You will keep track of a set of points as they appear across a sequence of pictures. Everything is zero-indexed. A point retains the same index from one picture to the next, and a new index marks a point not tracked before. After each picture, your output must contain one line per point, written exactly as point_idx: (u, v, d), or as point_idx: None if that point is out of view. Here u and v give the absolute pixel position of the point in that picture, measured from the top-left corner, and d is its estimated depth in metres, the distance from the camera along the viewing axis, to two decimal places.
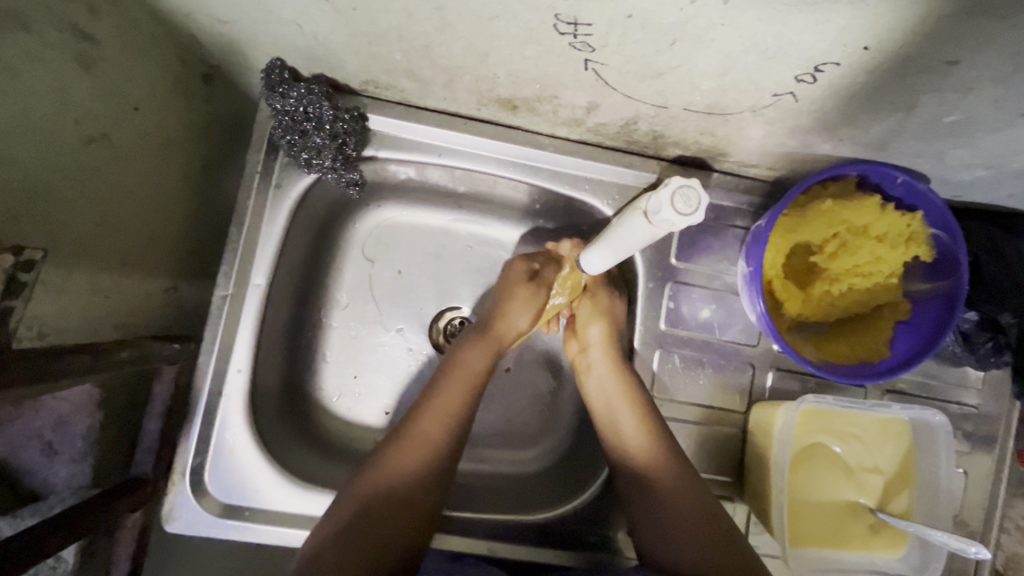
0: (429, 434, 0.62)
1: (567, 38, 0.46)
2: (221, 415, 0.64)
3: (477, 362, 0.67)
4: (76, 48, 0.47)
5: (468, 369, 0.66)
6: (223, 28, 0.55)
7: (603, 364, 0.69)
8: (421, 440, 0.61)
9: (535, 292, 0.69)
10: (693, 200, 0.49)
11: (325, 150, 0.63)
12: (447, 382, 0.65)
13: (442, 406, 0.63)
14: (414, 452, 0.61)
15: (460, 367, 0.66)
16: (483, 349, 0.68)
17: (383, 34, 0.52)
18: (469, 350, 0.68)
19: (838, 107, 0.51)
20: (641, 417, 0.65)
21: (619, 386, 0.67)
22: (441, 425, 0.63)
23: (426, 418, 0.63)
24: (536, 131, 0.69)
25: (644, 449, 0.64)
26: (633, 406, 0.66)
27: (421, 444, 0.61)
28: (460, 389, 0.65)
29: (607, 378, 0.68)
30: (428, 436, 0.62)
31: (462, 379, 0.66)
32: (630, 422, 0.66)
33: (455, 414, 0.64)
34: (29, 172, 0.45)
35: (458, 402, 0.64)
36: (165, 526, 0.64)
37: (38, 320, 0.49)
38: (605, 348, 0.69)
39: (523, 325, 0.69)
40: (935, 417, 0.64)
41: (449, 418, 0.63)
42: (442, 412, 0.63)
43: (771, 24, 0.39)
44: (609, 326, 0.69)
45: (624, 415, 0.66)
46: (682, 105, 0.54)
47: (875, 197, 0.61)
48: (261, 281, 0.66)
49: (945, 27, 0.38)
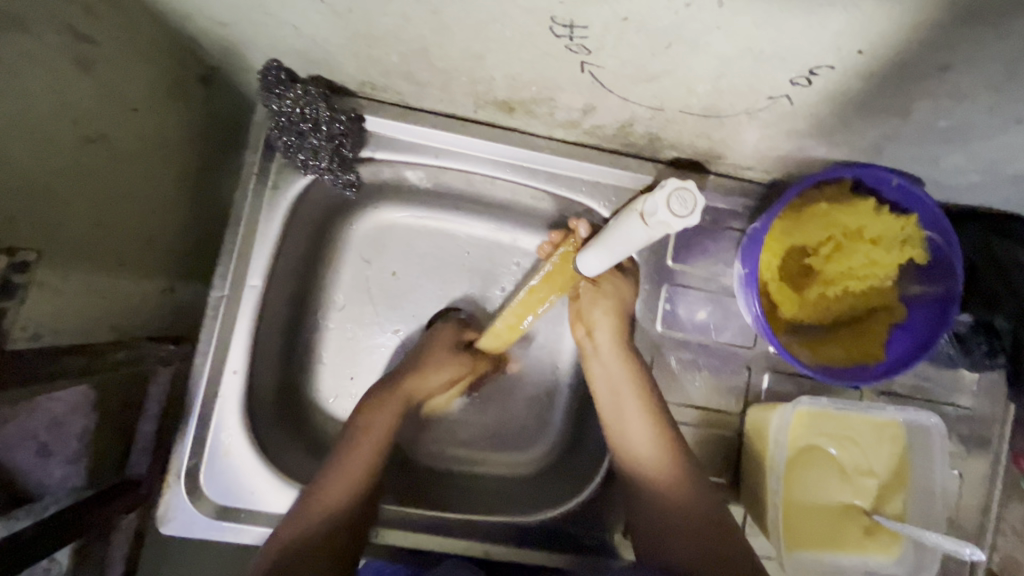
0: (343, 490, 0.58)
1: (564, 41, 0.46)
2: (217, 417, 0.64)
3: (383, 423, 0.65)
4: (75, 49, 0.47)
5: (376, 432, 0.64)
6: (220, 29, 0.55)
7: (609, 348, 0.68)
8: (342, 488, 0.58)
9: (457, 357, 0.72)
10: (689, 201, 0.50)
11: (321, 152, 0.64)
12: (357, 446, 0.62)
13: (350, 468, 0.60)
14: (336, 496, 0.58)
15: (370, 426, 0.64)
16: (390, 409, 0.66)
17: (380, 36, 0.52)
18: (376, 413, 0.65)
19: (834, 111, 0.51)
20: (649, 407, 0.65)
21: (626, 372, 0.66)
22: (340, 490, 0.58)
23: (339, 475, 0.59)
24: (533, 133, 0.69)
25: (647, 442, 0.63)
26: (641, 401, 0.65)
27: (343, 495, 0.58)
28: (365, 455, 0.61)
29: (615, 363, 0.67)
30: (332, 498, 0.58)
31: (372, 439, 0.63)
32: (635, 415, 0.65)
33: (359, 480, 0.60)
34: (25, 173, 0.45)
35: (366, 462, 0.61)
36: (160, 528, 0.63)
37: (33, 322, 0.49)
38: (614, 336, 0.68)
39: (440, 386, 0.71)
40: (930, 421, 0.65)
41: (351, 483, 0.59)
42: (365, 456, 0.61)
43: (766, 28, 0.40)
44: (615, 309, 0.69)
45: (632, 402, 0.65)
46: (678, 108, 0.55)
47: (870, 200, 0.61)
48: (257, 282, 0.66)
49: (939, 33, 0.39)
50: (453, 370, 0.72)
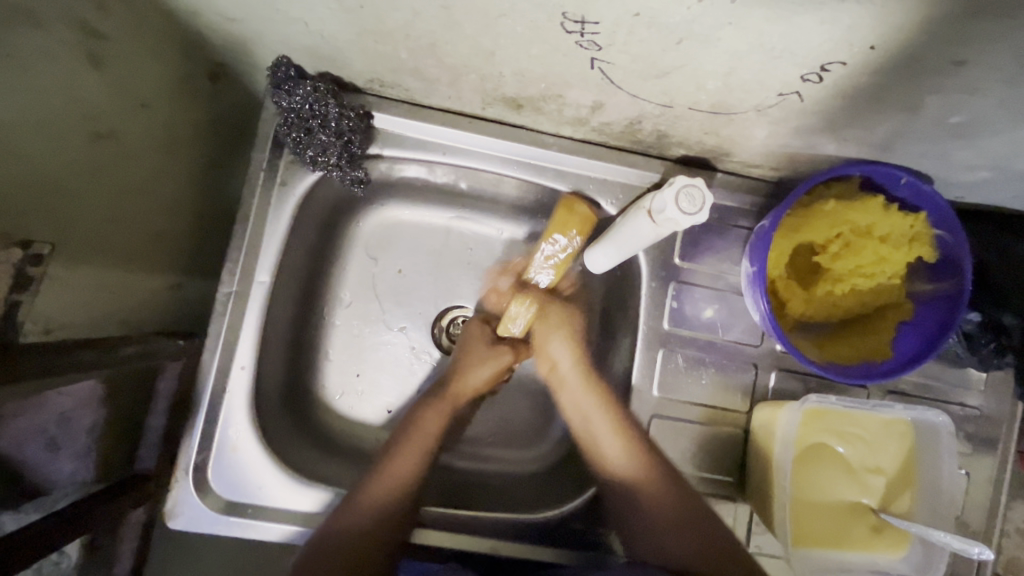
0: (393, 486, 0.62)
1: (574, 36, 0.46)
2: (225, 412, 0.64)
3: (434, 423, 0.69)
4: (86, 45, 0.47)
5: (424, 435, 0.67)
6: (230, 25, 0.55)
7: (575, 375, 0.72)
8: (390, 483, 0.62)
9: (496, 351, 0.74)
10: (697, 199, 0.52)
11: (330, 148, 0.64)
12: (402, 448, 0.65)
13: (398, 468, 0.64)
14: (382, 491, 0.62)
15: (417, 429, 0.68)
16: (439, 414, 0.70)
17: (390, 32, 0.52)
18: (428, 414, 0.69)
19: (844, 108, 0.51)
20: (622, 431, 0.67)
21: (594, 396, 0.71)
22: (387, 488, 0.62)
23: (389, 471, 0.63)
24: (541, 130, 0.69)
25: (622, 454, 0.66)
26: (609, 415, 0.69)
27: (389, 490, 0.62)
28: (413, 455, 0.66)
29: (581, 390, 0.71)
30: (380, 495, 0.61)
31: (418, 441, 0.67)
32: (604, 430, 0.68)
33: (410, 474, 0.64)
34: (37, 168, 0.45)
35: (417, 456, 0.66)
36: (167, 523, 0.63)
37: (44, 315, 0.49)
38: (575, 362, 0.73)
39: (485, 377, 0.74)
40: (938, 418, 0.65)
41: (399, 479, 0.63)
42: (413, 452, 0.66)
43: (778, 23, 0.40)
44: (570, 336, 0.74)
45: (603, 425, 0.69)
46: (687, 104, 0.55)
47: (879, 198, 0.61)
48: (265, 278, 0.66)
49: (952, 27, 0.38)
50: (485, 362, 0.74)
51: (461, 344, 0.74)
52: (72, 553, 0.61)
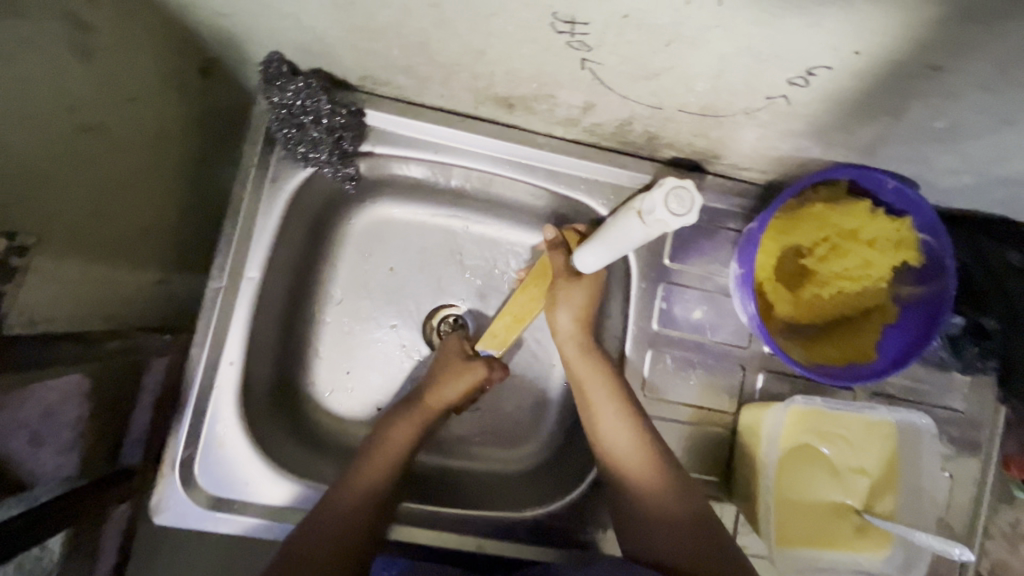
0: (361, 492, 0.60)
1: (565, 37, 0.46)
2: (213, 408, 0.64)
3: (403, 436, 0.66)
4: (74, 38, 0.47)
5: (393, 446, 0.65)
6: (222, 20, 0.55)
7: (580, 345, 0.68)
8: (358, 489, 0.60)
9: (469, 368, 0.70)
10: (686, 200, 0.52)
11: (321, 144, 0.64)
12: (370, 455, 0.63)
13: (364, 477, 0.61)
14: (350, 496, 0.60)
15: (386, 440, 0.65)
16: (412, 424, 0.67)
17: (382, 30, 0.52)
18: (398, 426, 0.66)
19: (830, 112, 0.51)
20: (624, 411, 0.64)
21: (598, 368, 0.67)
22: (353, 493, 0.60)
23: (358, 474, 0.61)
24: (533, 130, 0.69)
25: (627, 447, 0.63)
26: (612, 394, 0.65)
27: (356, 497, 0.60)
28: (381, 465, 0.63)
29: (583, 362, 0.68)
30: (346, 503, 0.59)
31: (387, 452, 0.64)
32: (610, 417, 0.64)
33: (375, 483, 0.62)
34: (24, 161, 0.45)
35: (386, 463, 0.63)
36: (153, 518, 0.63)
37: (30, 307, 0.49)
38: (581, 332, 0.68)
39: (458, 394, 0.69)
40: (921, 421, 0.66)
41: (367, 487, 0.61)
42: (383, 457, 0.64)
43: (765, 27, 0.40)
44: (585, 307, 0.68)
45: (603, 401, 0.65)
46: (677, 106, 0.55)
47: (865, 201, 0.62)
48: (255, 274, 0.66)
49: (934, 35, 0.39)
50: (456, 381, 0.69)
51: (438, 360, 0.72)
52: (55, 547, 0.58)
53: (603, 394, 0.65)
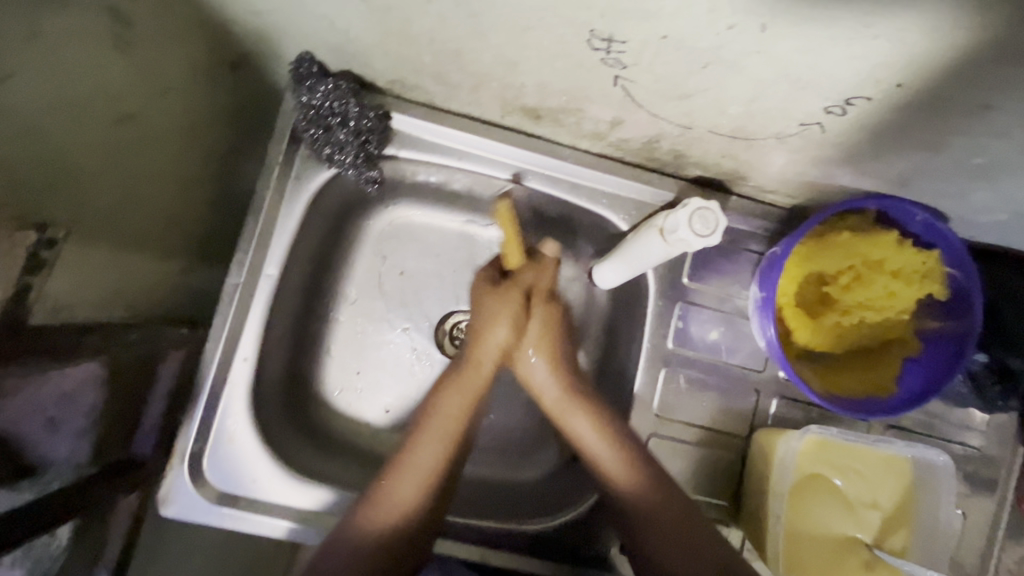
0: (422, 473, 0.62)
1: (600, 54, 0.46)
2: (225, 402, 0.64)
3: (455, 407, 0.66)
4: (112, 30, 0.47)
5: (448, 416, 0.65)
6: (257, 18, 0.55)
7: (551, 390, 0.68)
8: (417, 475, 0.61)
9: (509, 294, 0.68)
10: (711, 222, 0.55)
11: (347, 146, 0.65)
12: (419, 442, 0.63)
13: (421, 465, 0.62)
14: (411, 488, 0.61)
15: (435, 417, 0.65)
16: (462, 393, 0.67)
17: (414, 36, 0.52)
18: (448, 395, 0.66)
19: (865, 142, 0.50)
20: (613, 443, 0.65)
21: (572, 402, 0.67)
22: (410, 481, 0.61)
23: (418, 455, 0.63)
24: (558, 141, 0.69)
25: (625, 472, 0.64)
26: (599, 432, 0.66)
27: (419, 485, 0.61)
28: (436, 442, 0.64)
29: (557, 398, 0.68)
30: (404, 499, 0.60)
31: (442, 427, 0.64)
32: (588, 434, 0.66)
33: (429, 474, 0.62)
34: (51, 151, 0.45)
35: (440, 447, 0.63)
36: (160, 509, 0.63)
37: (56, 294, 0.51)
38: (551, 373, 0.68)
39: (505, 338, 0.68)
40: (939, 458, 0.64)
41: (425, 471, 0.62)
42: (435, 441, 0.64)
43: (806, 55, 0.39)
44: (546, 342, 0.69)
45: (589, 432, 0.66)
46: (708, 127, 0.54)
47: (893, 232, 0.61)
48: (274, 271, 0.66)
49: (978, 73, 0.38)
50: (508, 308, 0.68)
51: (479, 305, 0.69)
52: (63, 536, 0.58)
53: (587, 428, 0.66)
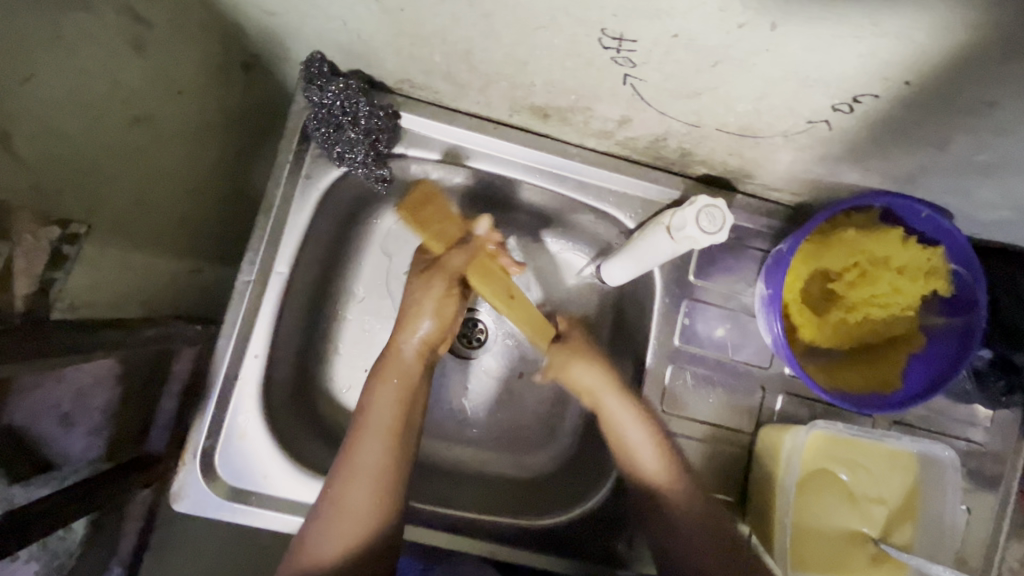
0: (369, 475, 0.59)
1: (611, 52, 0.47)
2: (236, 399, 0.65)
3: (388, 402, 0.62)
4: (131, 31, 0.47)
5: (380, 412, 0.62)
6: (270, 19, 0.55)
7: (611, 395, 0.68)
8: (362, 478, 0.59)
9: (431, 280, 0.66)
10: (717, 219, 0.56)
11: (358, 145, 0.64)
12: (358, 439, 0.60)
13: (360, 468, 0.59)
14: (361, 490, 0.58)
15: (370, 415, 0.62)
16: (394, 386, 0.63)
17: (425, 36, 0.53)
18: (377, 391, 0.63)
19: (871, 140, 0.51)
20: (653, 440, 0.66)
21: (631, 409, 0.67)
22: (353, 486, 0.58)
23: (360, 454, 0.60)
24: (565, 140, 0.70)
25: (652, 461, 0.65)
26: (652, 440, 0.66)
27: (365, 490, 0.58)
28: (377, 441, 0.60)
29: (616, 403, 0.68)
30: (355, 504, 0.58)
31: (376, 425, 0.61)
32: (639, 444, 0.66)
33: (378, 477, 0.59)
34: (77, 149, 0.46)
35: (378, 446, 0.60)
36: (171, 506, 0.64)
37: (73, 291, 0.52)
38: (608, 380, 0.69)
39: (432, 325, 0.66)
40: (944, 453, 0.64)
41: (367, 474, 0.59)
42: (371, 440, 0.60)
43: (815, 53, 0.40)
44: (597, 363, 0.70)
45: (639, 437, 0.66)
46: (715, 125, 0.55)
47: (897, 229, 0.62)
48: (284, 269, 0.67)
49: (984, 71, 0.39)
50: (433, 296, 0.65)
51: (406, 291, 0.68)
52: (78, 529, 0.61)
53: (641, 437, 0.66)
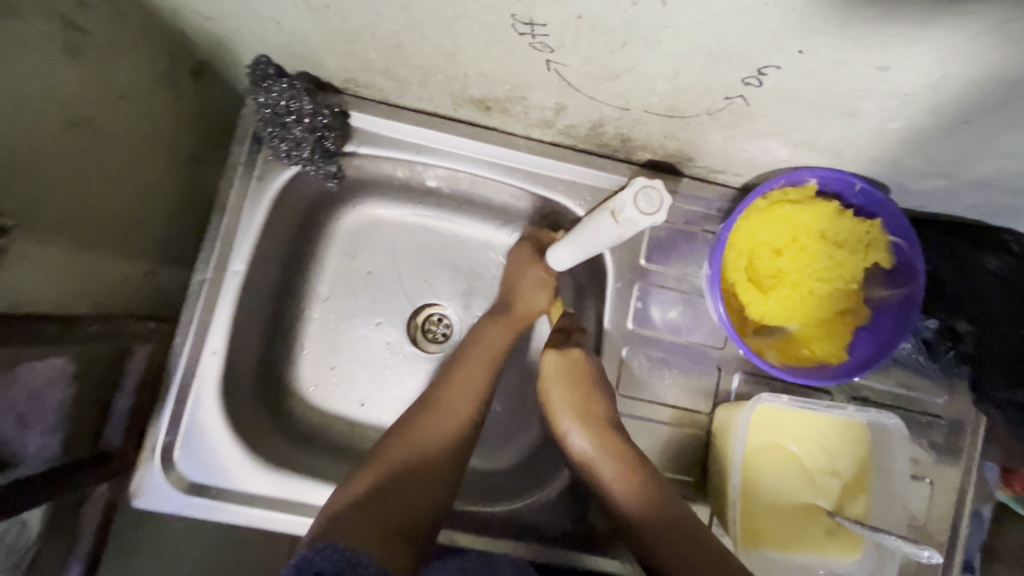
0: (468, 391, 0.69)
1: (527, 38, 0.48)
2: (196, 395, 0.66)
3: (496, 341, 0.72)
4: (63, 35, 0.50)
5: (490, 347, 0.72)
6: (211, 24, 0.58)
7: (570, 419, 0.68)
8: (466, 391, 0.69)
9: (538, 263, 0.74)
10: (655, 201, 0.54)
11: (303, 143, 0.66)
12: (470, 359, 0.71)
13: (470, 381, 0.69)
14: (463, 399, 0.68)
15: (481, 344, 0.72)
16: (502, 329, 0.73)
17: (357, 32, 0.55)
18: (491, 329, 0.73)
19: (789, 114, 0.52)
20: (623, 461, 0.65)
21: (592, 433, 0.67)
22: (463, 399, 0.68)
23: (468, 374, 0.70)
24: (511, 132, 0.72)
25: (624, 484, 0.64)
26: (621, 465, 0.64)
27: (466, 399, 0.68)
28: (481, 365, 0.71)
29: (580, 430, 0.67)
30: (456, 410, 0.67)
31: (485, 357, 0.71)
32: (609, 467, 0.65)
33: (477, 391, 0.69)
34: (10, 150, 0.47)
35: (486, 369, 0.71)
36: (133, 502, 0.65)
37: (14, 290, 0.51)
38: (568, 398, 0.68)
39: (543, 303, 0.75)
40: (890, 421, 0.65)
41: (474, 391, 0.69)
42: (482, 363, 0.71)
43: (711, 27, 0.42)
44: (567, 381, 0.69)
45: (603, 460, 0.65)
46: (643, 107, 0.57)
47: (832, 203, 0.63)
48: (240, 267, 0.68)
49: (868, 38, 0.40)
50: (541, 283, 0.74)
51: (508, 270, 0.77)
52: (34, 524, 0.59)
53: (604, 458, 0.65)
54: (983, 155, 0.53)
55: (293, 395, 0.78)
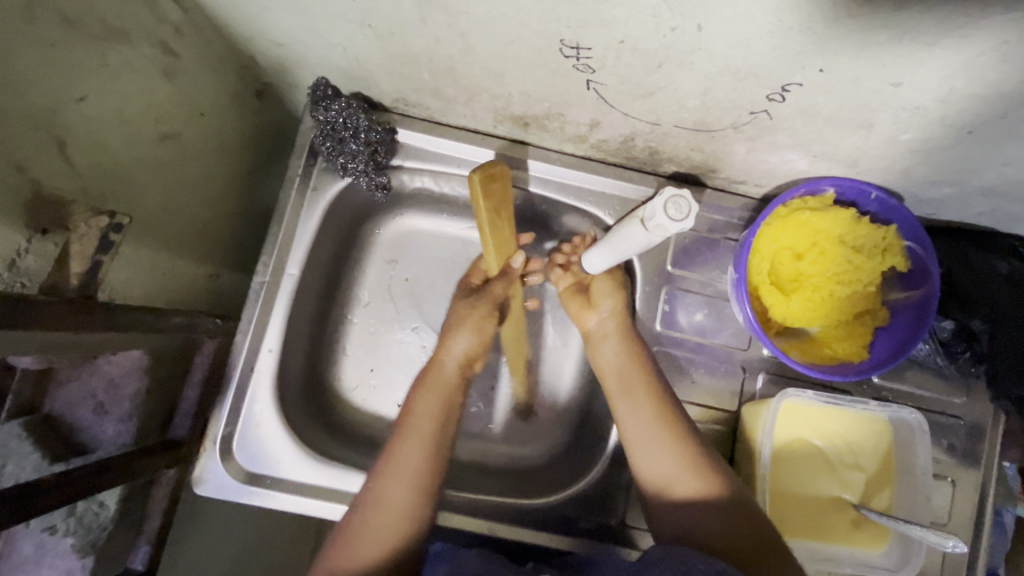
0: (405, 475, 0.62)
1: (571, 61, 0.54)
2: (252, 390, 0.71)
3: (430, 407, 0.66)
4: (163, 61, 0.56)
5: (423, 417, 0.66)
6: (280, 50, 0.64)
7: (617, 337, 0.71)
8: (403, 475, 0.62)
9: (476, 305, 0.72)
10: (684, 207, 0.59)
11: (359, 156, 0.72)
12: (403, 438, 0.64)
13: (403, 469, 0.62)
14: (399, 488, 0.62)
15: (413, 416, 0.66)
16: (436, 396, 0.67)
17: (414, 56, 0.61)
18: (422, 397, 0.67)
19: (808, 126, 0.57)
20: (657, 399, 0.66)
21: (630, 358, 0.69)
22: (398, 488, 0.61)
23: (400, 456, 0.63)
24: (545, 146, 0.77)
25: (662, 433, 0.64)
26: (656, 400, 0.66)
27: (404, 489, 0.62)
28: (416, 445, 0.64)
29: (620, 351, 0.70)
30: (394, 501, 0.61)
31: (416, 434, 0.64)
32: (648, 416, 0.65)
33: (414, 474, 0.62)
34: (114, 159, 0.53)
35: (421, 449, 0.64)
36: (194, 490, 0.69)
37: (110, 284, 0.56)
38: (618, 321, 0.72)
39: (470, 345, 0.71)
40: (911, 416, 0.68)
41: (411, 474, 0.62)
42: (415, 442, 0.64)
43: (740, 49, 0.47)
44: (623, 301, 0.73)
45: (642, 393, 0.66)
46: (673, 122, 0.62)
47: (850, 210, 0.68)
48: (295, 271, 0.74)
49: (881, 58, 0.45)
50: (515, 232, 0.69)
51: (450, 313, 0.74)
52: (111, 505, 0.67)
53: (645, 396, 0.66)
54: (991, 165, 0.58)
55: (336, 394, 0.82)
